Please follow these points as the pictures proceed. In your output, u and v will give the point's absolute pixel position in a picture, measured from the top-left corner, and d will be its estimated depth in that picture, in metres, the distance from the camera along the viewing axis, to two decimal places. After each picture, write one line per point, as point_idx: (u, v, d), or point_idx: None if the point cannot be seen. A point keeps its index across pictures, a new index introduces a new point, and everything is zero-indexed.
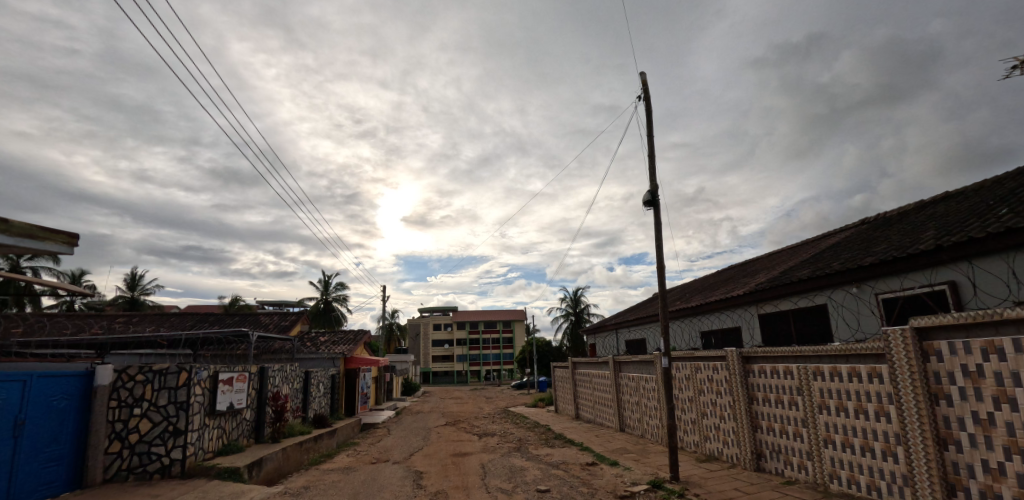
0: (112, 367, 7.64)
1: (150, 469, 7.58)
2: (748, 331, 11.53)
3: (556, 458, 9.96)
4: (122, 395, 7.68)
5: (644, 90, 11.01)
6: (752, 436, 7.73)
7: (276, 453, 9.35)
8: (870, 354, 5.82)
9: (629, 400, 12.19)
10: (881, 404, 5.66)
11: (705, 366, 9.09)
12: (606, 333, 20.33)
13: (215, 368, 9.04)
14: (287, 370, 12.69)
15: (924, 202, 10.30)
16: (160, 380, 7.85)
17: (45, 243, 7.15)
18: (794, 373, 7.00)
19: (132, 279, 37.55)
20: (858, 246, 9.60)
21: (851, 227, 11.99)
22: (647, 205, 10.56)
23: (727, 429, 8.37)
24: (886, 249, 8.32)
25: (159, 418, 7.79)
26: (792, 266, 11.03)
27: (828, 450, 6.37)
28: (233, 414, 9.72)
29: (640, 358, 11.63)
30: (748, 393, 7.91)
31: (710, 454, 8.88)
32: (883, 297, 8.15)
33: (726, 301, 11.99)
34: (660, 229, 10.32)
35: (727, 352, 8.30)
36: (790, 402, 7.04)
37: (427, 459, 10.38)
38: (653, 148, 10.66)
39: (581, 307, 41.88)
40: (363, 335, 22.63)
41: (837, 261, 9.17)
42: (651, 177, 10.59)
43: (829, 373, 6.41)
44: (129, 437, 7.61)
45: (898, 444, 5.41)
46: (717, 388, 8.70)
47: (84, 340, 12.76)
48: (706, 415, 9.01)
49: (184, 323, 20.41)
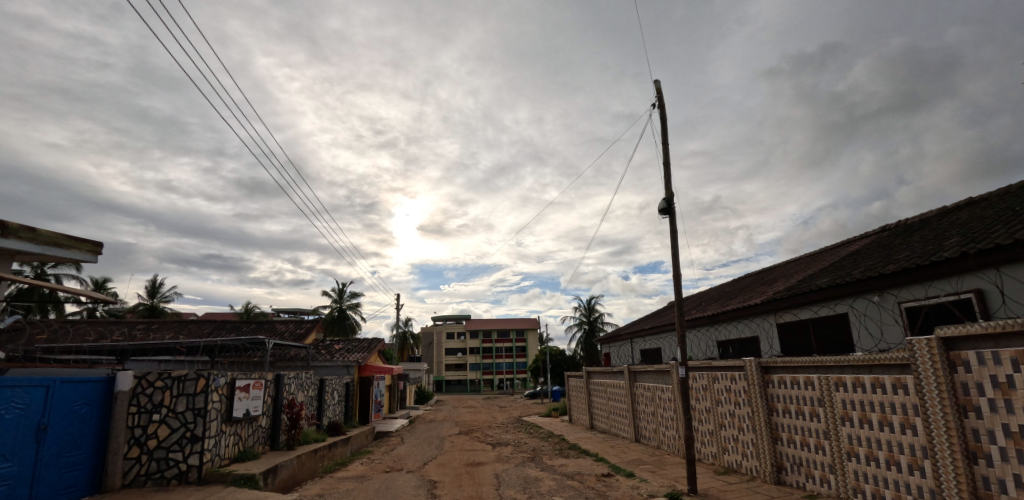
0: (132, 373, 7.74)
1: (167, 475, 7.62)
2: (766, 341, 11.32)
3: (570, 468, 9.86)
4: (141, 402, 7.77)
5: (659, 96, 10.92)
6: (772, 448, 7.56)
7: (291, 461, 9.35)
8: (894, 364, 5.64)
9: (645, 410, 12.01)
10: (906, 416, 5.49)
11: (722, 376, 8.94)
12: (621, 342, 20.09)
13: (231, 375, 9.14)
14: (302, 377, 12.79)
15: (947, 209, 10.08)
16: (179, 386, 7.94)
17: (71, 251, 7.32)
18: (814, 383, 6.83)
19: (152, 287, 38.30)
20: (879, 253, 9.40)
21: (871, 234, 11.72)
22: (663, 212, 10.46)
23: (746, 440, 8.19)
24: (909, 255, 8.12)
25: (177, 424, 7.84)
26: (813, 273, 10.78)
27: (852, 463, 6.18)
28: (249, 420, 9.78)
29: (655, 368, 11.47)
30: (768, 404, 7.75)
31: (729, 466, 8.69)
32: (906, 305, 7.94)
33: (743, 310, 11.80)
34: (676, 236, 10.24)
35: (745, 361, 8.16)
36: (811, 413, 6.87)
37: (442, 468, 10.36)
38: (669, 155, 10.60)
39: (595, 316, 41.64)
40: (376, 343, 22.66)
41: (858, 269, 8.97)
42: (666, 184, 10.53)
43: (852, 384, 6.25)
44: (147, 442, 7.70)
45: (925, 458, 5.24)
46: (735, 398, 8.54)
47: (104, 346, 12.99)
48: (724, 426, 8.84)
49: (202, 331, 20.71)
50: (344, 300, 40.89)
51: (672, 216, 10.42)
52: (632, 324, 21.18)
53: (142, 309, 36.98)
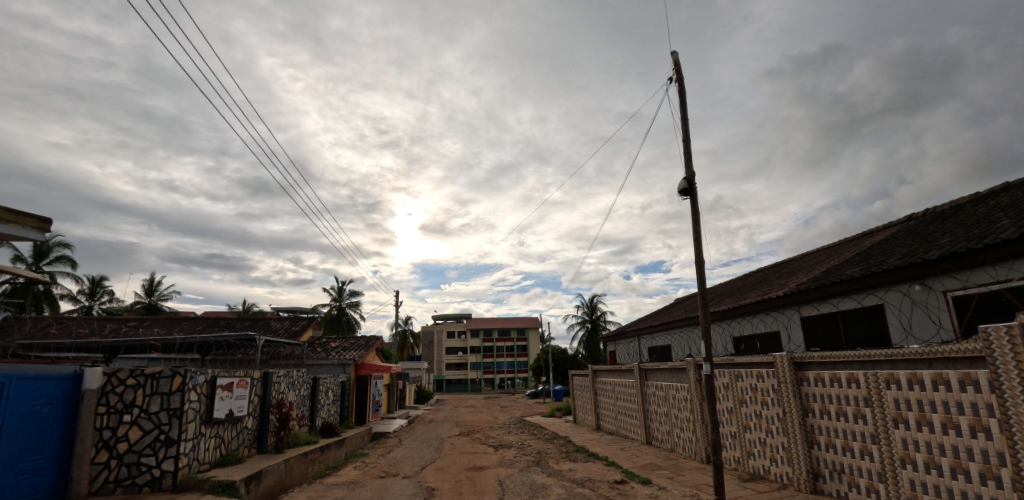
0: (101, 369, 7.25)
1: (139, 482, 7.16)
2: (788, 336, 10.82)
3: (579, 474, 9.36)
4: (111, 401, 7.28)
5: (677, 71, 10.35)
6: (808, 454, 7.07)
7: (277, 465, 8.91)
8: (962, 358, 5.15)
9: (658, 411, 11.52)
10: (977, 417, 4.96)
11: (747, 373, 8.47)
12: (627, 341, 19.59)
13: (212, 373, 8.65)
14: (293, 375, 12.29)
15: (981, 195, 9.52)
16: (153, 384, 7.44)
17: (12, 226, 6.41)
18: (860, 381, 6.32)
19: (149, 286, 37.82)
20: (913, 240, 8.89)
21: (898, 223, 11.13)
22: (683, 193, 9.87)
23: (776, 444, 7.72)
24: (954, 240, 7.59)
25: (150, 426, 7.37)
26: (842, 262, 10.18)
27: (906, 471, 5.67)
28: (233, 422, 9.37)
29: (668, 366, 10.99)
30: (802, 405, 7.26)
31: (755, 473, 8.23)
32: (953, 294, 7.41)
33: (763, 303, 11.30)
34: (697, 219, 9.68)
35: (776, 357, 7.67)
36: (855, 415, 6.38)
37: (441, 473, 9.87)
38: (687, 132, 10.04)
39: (598, 315, 40.99)
40: (375, 340, 22.15)
41: (894, 257, 8.46)
42: (687, 164, 9.95)
43: (906, 381, 5.72)
44: (117, 446, 7.21)
45: (1002, 466, 4.71)
46: (762, 398, 8.06)
47: (91, 342, 12.51)
48: (749, 428, 8.38)
49: (196, 329, 20.22)
50: (343, 298, 40.42)
51: (693, 197, 9.85)
52: (638, 321, 20.62)
53: (138, 307, 36.61)
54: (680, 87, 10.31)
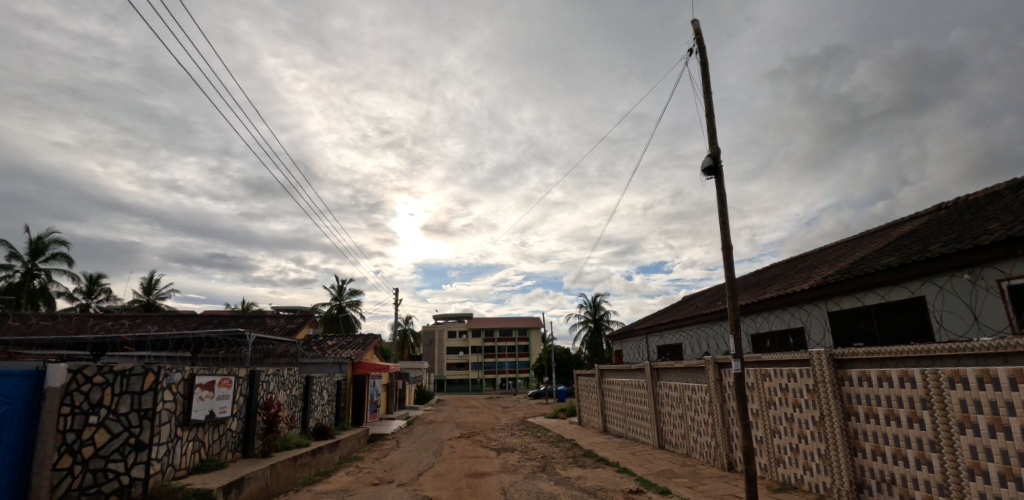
0: (66, 365, 6.58)
1: (105, 489, 6.65)
2: (814, 332, 10.31)
3: (590, 483, 8.85)
4: (77, 400, 6.63)
5: (698, 41, 9.78)
6: (850, 463, 6.55)
7: (262, 471, 8.43)
8: None
9: (671, 413, 11.07)
10: None
11: (777, 373, 8.05)
12: (634, 340, 19.14)
13: (191, 371, 8.28)
14: (284, 375, 11.87)
15: (1019, 181, 8.97)
16: (122, 383, 7.01)
17: None
18: (915, 380, 5.78)
19: (149, 284, 37.52)
20: (954, 227, 8.35)
21: (925, 214, 10.64)
22: (707, 171, 9.33)
23: (810, 451, 7.25)
24: (1006, 224, 7.04)
25: (119, 429, 6.91)
26: (871, 253, 9.69)
27: (974, 483, 5.12)
28: (215, 423, 8.95)
29: (683, 365, 10.55)
30: (843, 407, 6.74)
31: (785, 482, 7.78)
32: (1008, 283, 6.85)
33: (787, 298, 10.80)
34: (722, 197, 9.14)
35: (812, 354, 7.18)
36: (909, 419, 5.84)
37: (439, 481, 9.40)
38: (710, 107, 9.47)
39: (600, 315, 40.53)
40: (373, 339, 21.69)
41: (937, 245, 7.93)
42: (711, 140, 9.40)
43: (974, 379, 5.16)
44: (82, 450, 6.60)
45: None
46: (795, 400, 7.63)
47: (79, 339, 12.10)
48: (778, 433, 7.98)
49: (190, 326, 19.81)
50: (344, 297, 40.03)
51: (718, 176, 9.32)
52: (645, 319, 20.08)
53: (137, 306, 36.25)
54: (701, 58, 9.74)
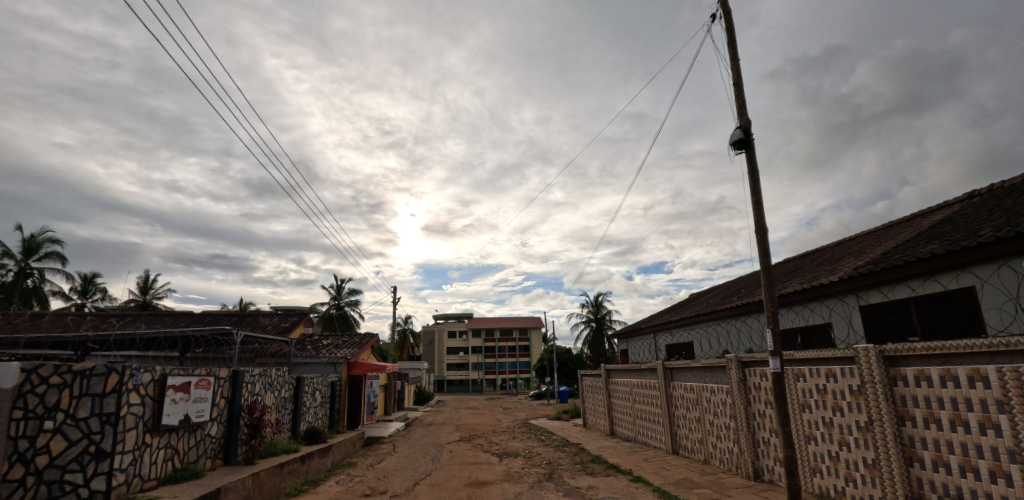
0: (19, 365, 6.04)
1: None
2: (847, 327, 9.81)
3: (602, 494, 8.37)
4: (30, 404, 6.08)
5: (722, 7, 9.21)
6: (905, 473, 6.05)
7: (243, 481, 7.95)
8: None
9: (687, 417, 10.60)
10: None
11: (815, 373, 7.59)
12: (642, 338, 18.66)
13: (163, 371, 7.84)
14: (271, 375, 11.38)
15: None
16: (83, 384, 6.58)
17: None
18: (989, 380, 5.31)
19: (145, 283, 37.02)
20: (1003, 211, 7.86)
21: (956, 201, 10.17)
22: (737, 144, 8.81)
23: (856, 460, 6.78)
24: None
25: (78, 436, 6.46)
26: (908, 241, 9.21)
27: None
28: (192, 429, 8.50)
29: (701, 365, 10.08)
30: (897, 411, 6.23)
31: (823, 493, 7.37)
32: None
33: (816, 291, 10.31)
34: (754, 171, 8.62)
35: (859, 351, 6.70)
36: (981, 424, 5.36)
37: (438, 491, 8.92)
38: (737, 77, 8.93)
39: (603, 314, 40.07)
40: (370, 339, 21.17)
41: (989, 229, 7.44)
42: (740, 111, 8.88)
43: None
44: (37, 459, 6.10)
45: None
46: (835, 403, 7.18)
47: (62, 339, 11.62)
48: (815, 440, 7.55)
49: (180, 324, 19.30)
50: (343, 297, 39.58)
51: (748, 149, 8.80)
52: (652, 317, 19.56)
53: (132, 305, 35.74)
54: (727, 24, 9.17)
